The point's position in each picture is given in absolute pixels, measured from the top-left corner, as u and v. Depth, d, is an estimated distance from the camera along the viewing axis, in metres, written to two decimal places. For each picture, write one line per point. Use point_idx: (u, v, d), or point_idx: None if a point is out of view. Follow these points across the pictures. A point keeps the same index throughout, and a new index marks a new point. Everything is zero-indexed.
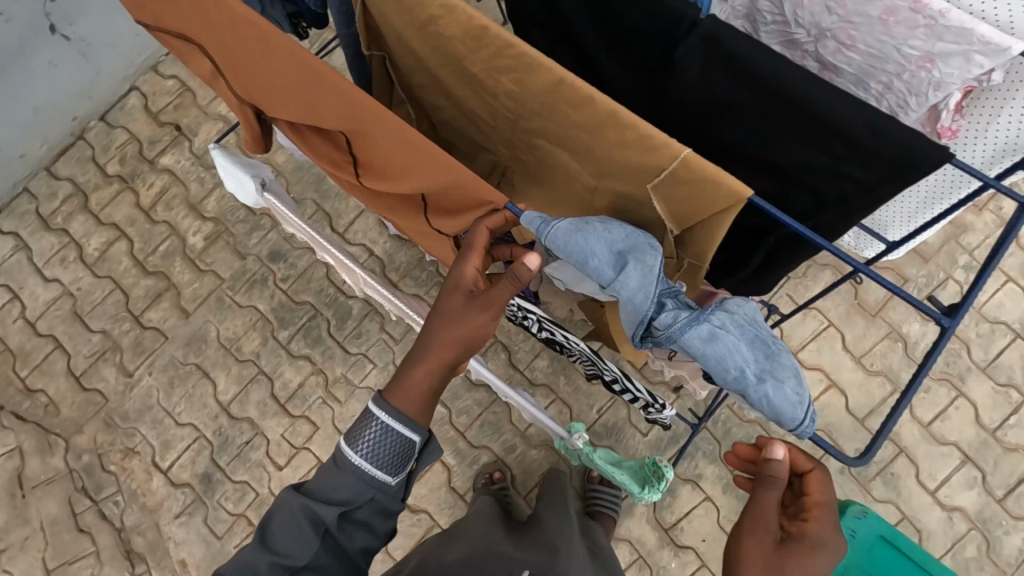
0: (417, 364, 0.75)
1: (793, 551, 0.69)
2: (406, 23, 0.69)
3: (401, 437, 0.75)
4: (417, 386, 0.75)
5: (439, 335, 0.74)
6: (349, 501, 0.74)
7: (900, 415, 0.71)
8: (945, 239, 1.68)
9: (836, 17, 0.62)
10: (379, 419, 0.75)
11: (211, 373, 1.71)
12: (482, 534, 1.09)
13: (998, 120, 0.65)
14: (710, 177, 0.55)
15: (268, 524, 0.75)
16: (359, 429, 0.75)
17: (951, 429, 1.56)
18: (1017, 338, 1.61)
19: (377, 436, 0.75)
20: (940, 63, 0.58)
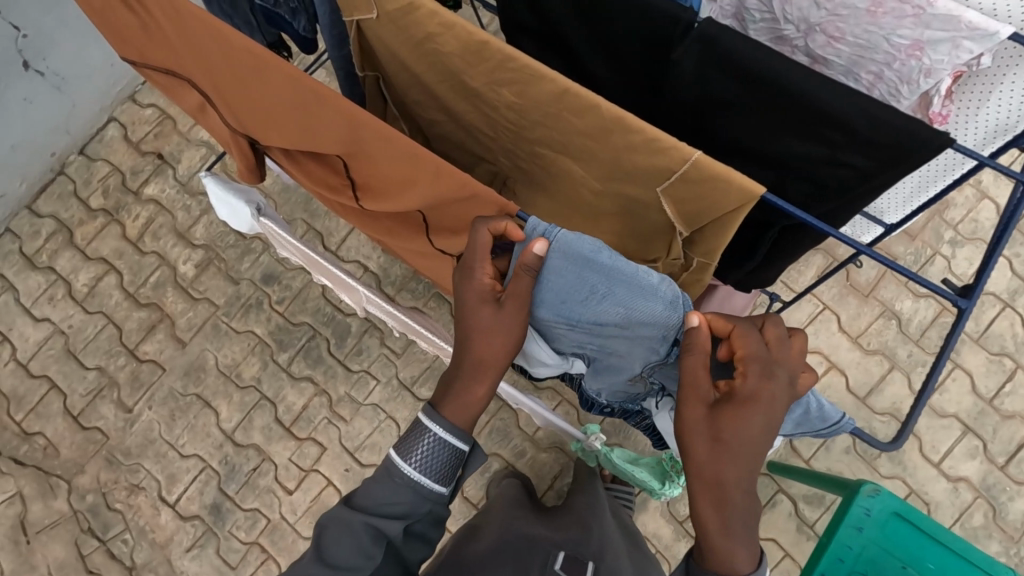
0: (453, 381, 0.75)
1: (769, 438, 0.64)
2: (401, 41, 0.69)
3: (454, 449, 0.75)
4: (471, 403, 0.75)
5: (464, 349, 0.73)
6: (407, 513, 0.74)
7: (927, 399, 0.73)
8: (929, 216, 1.72)
9: (825, 11, 0.64)
10: (433, 433, 0.74)
11: (213, 402, 1.69)
12: (508, 517, 1.11)
13: (988, 104, 0.66)
14: (722, 177, 0.56)
15: (323, 538, 0.74)
16: (412, 442, 0.74)
17: (950, 401, 1.59)
18: (1006, 307, 1.65)
19: (432, 449, 0.74)
20: (930, 51, 0.60)
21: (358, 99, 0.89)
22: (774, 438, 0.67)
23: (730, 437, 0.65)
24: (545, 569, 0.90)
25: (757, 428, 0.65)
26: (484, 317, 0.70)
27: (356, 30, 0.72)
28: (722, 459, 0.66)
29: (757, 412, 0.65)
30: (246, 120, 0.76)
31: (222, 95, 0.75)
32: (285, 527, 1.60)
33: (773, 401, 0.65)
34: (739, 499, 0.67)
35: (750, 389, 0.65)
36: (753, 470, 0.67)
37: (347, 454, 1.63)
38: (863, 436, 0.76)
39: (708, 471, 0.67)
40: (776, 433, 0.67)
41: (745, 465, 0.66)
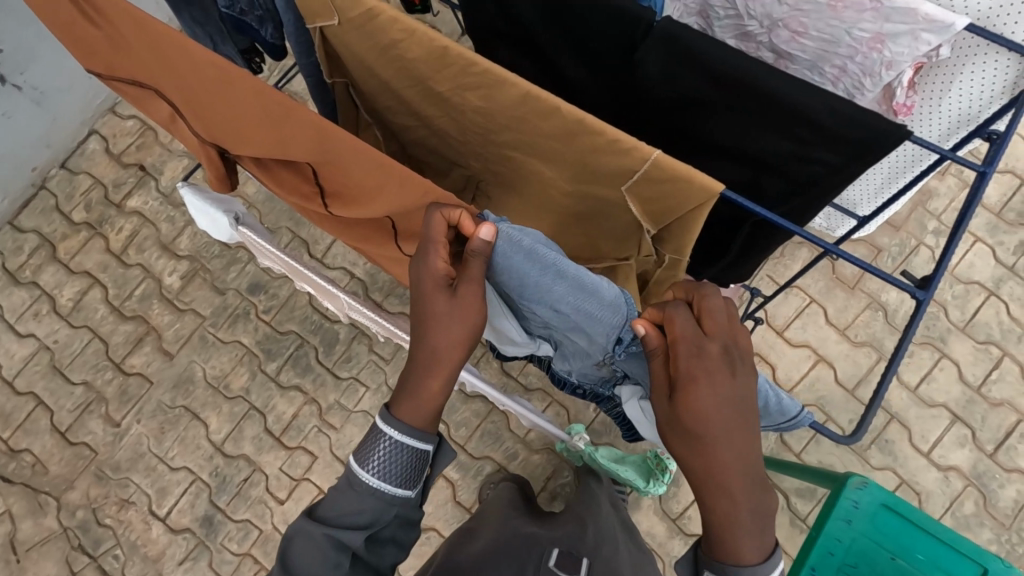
0: (413, 382, 0.74)
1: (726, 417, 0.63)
2: (367, 48, 0.69)
3: (413, 449, 0.74)
4: (427, 397, 0.74)
5: (424, 348, 0.73)
6: (371, 521, 0.73)
7: (887, 390, 0.74)
8: (912, 207, 1.73)
9: (786, 7, 0.64)
10: (389, 436, 0.73)
11: (201, 414, 1.68)
12: (503, 517, 1.11)
13: (950, 95, 0.67)
14: (682, 176, 0.56)
15: (289, 552, 0.73)
16: (368, 448, 0.73)
17: (938, 390, 1.60)
18: (991, 295, 1.66)
19: (389, 452, 0.73)
20: (891, 44, 0.60)
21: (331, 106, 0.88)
22: (740, 412, 0.64)
23: (693, 424, 0.64)
24: (541, 568, 0.90)
25: (710, 406, 0.63)
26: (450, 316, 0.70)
27: (322, 39, 0.72)
28: (697, 449, 0.65)
29: (702, 390, 0.63)
30: (213, 123, 0.75)
31: (190, 100, 0.74)
32: (277, 537, 1.59)
33: (712, 373, 0.63)
34: (734, 482, 0.65)
35: (688, 370, 0.63)
36: (738, 449, 0.64)
37: (338, 461, 1.63)
38: (822, 428, 0.76)
39: (698, 468, 0.66)
40: (741, 404, 0.64)
41: (725, 450, 0.64)
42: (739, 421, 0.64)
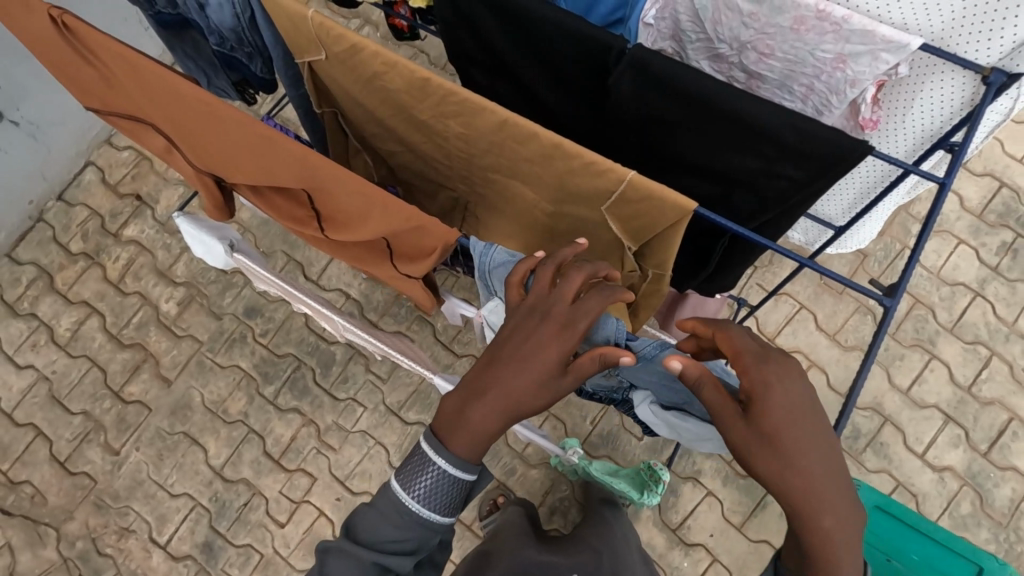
0: (464, 406, 0.70)
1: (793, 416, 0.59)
2: (353, 82, 0.72)
3: (460, 481, 0.73)
4: (469, 429, 0.70)
5: (482, 373, 0.70)
6: (412, 546, 0.74)
7: (858, 394, 0.74)
8: (895, 211, 1.76)
9: (753, 30, 0.67)
10: (437, 466, 0.71)
11: (200, 439, 1.69)
12: (515, 545, 1.09)
13: (911, 110, 0.70)
14: (657, 194, 0.58)
15: (325, 568, 0.74)
16: (416, 475, 0.73)
17: (929, 391, 1.62)
18: (977, 296, 1.68)
19: (434, 483, 0.72)
20: (852, 63, 0.63)
21: (321, 134, 0.91)
22: (816, 417, 0.60)
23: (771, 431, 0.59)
24: None
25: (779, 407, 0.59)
26: (534, 355, 0.67)
27: (310, 72, 0.75)
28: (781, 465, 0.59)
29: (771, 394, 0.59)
30: (214, 152, 0.75)
31: (184, 130, 0.75)
32: (278, 561, 1.59)
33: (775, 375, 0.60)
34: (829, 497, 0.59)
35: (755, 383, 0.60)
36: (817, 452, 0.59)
37: (337, 482, 1.63)
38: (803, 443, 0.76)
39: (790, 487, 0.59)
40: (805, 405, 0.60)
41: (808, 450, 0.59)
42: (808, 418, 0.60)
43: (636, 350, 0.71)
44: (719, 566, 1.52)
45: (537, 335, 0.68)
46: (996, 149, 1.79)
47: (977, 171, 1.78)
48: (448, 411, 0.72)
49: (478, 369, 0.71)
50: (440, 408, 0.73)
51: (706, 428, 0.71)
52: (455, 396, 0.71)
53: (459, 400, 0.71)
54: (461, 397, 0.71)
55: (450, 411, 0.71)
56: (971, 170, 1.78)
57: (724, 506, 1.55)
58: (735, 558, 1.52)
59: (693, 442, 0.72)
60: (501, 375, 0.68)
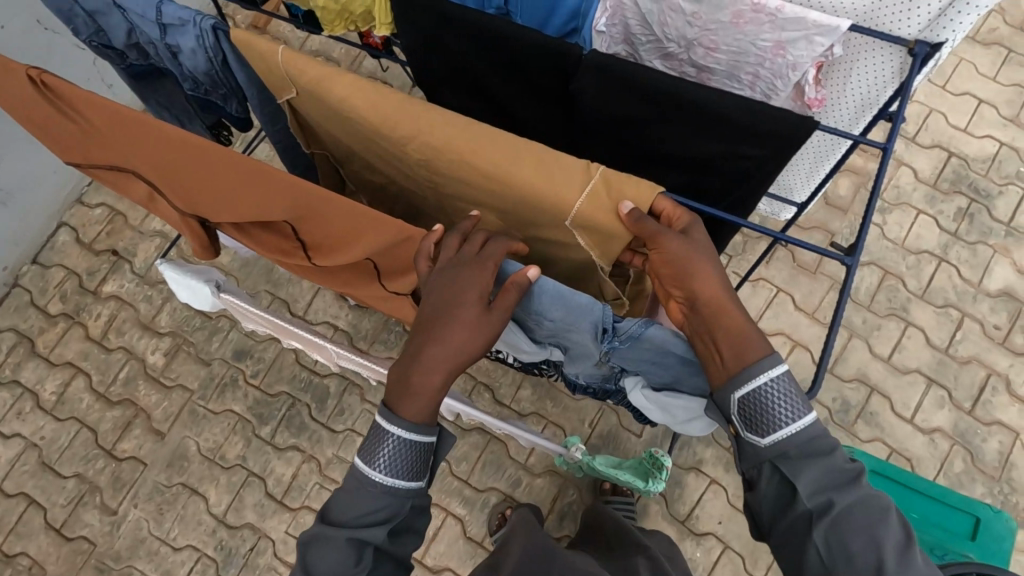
0: (410, 369, 0.70)
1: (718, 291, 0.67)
2: (330, 112, 0.75)
3: (418, 445, 0.73)
4: (419, 390, 0.70)
5: (421, 333, 0.71)
6: (386, 518, 0.73)
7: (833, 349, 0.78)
8: (855, 189, 1.84)
9: (696, 27, 0.72)
10: (393, 435, 0.72)
11: (200, 488, 1.66)
12: (526, 539, 1.13)
13: (849, 83, 0.75)
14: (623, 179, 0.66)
15: (309, 555, 0.74)
16: (374, 447, 0.72)
17: (910, 357, 1.67)
18: (942, 262, 1.76)
19: (394, 451, 0.72)
20: (790, 49, 0.68)
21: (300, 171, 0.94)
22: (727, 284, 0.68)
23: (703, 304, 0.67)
24: None
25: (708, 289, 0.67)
26: (456, 300, 0.69)
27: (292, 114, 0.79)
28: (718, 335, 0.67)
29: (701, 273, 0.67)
30: (199, 188, 0.77)
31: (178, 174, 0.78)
32: None
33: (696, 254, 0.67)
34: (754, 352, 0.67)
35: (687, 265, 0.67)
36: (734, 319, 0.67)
37: None
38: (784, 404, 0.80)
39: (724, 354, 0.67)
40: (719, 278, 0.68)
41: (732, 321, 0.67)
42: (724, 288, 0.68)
43: (623, 333, 0.70)
44: (731, 552, 1.54)
45: (468, 284, 0.68)
46: (940, 122, 1.90)
47: (926, 144, 1.88)
48: (396, 377, 0.72)
49: (414, 337, 0.71)
50: (387, 378, 0.73)
51: (698, 402, 0.75)
52: (400, 360, 0.72)
53: (405, 362, 0.71)
54: (404, 362, 0.71)
55: (396, 376, 0.72)
56: (920, 144, 1.88)
57: (728, 492, 1.57)
58: (746, 542, 1.54)
59: (690, 415, 0.77)
60: (436, 332, 0.69)
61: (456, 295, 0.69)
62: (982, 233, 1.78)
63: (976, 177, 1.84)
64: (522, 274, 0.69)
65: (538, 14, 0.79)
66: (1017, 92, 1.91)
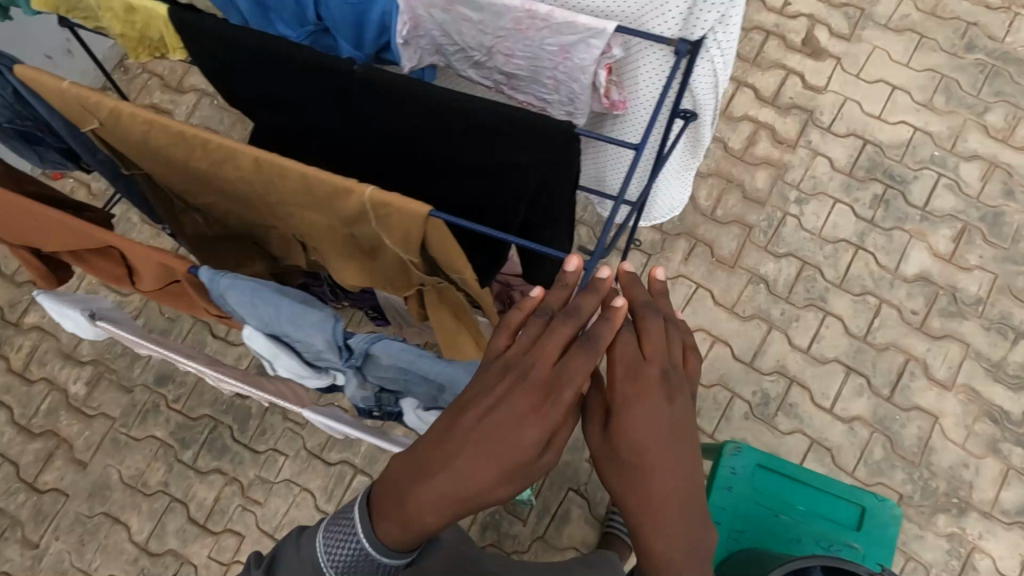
0: (398, 499, 0.69)
1: (684, 449, 0.70)
2: (131, 141, 0.74)
3: (384, 563, 0.72)
4: (416, 506, 0.68)
5: (422, 455, 0.70)
6: None
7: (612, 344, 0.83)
8: (772, 182, 1.85)
9: (489, 35, 0.72)
10: (362, 544, 0.71)
11: (122, 517, 1.65)
12: None
13: (639, 79, 0.78)
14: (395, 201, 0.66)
15: None
16: (339, 547, 0.72)
17: (828, 347, 1.67)
18: (859, 249, 1.76)
19: (356, 558, 0.72)
20: (574, 52, 0.68)
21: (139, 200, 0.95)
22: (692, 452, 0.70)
23: (634, 452, 0.69)
24: None
25: (645, 438, 0.69)
26: (498, 412, 0.68)
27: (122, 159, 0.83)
28: (651, 483, 0.68)
29: (640, 419, 0.69)
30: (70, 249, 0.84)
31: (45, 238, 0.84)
32: None
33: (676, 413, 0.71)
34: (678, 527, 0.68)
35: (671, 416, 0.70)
36: (673, 472, 0.69)
37: (266, 537, 1.61)
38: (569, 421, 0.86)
39: (650, 498, 0.68)
40: (678, 438, 0.70)
41: (680, 482, 0.69)
42: (687, 455, 0.70)
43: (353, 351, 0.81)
44: None
45: (507, 397, 0.69)
46: (855, 110, 1.90)
47: (841, 133, 1.88)
48: (379, 494, 0.72)
49: (435, 438, 0.70)
50: (386, 478, 0.72)
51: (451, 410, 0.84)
52: (392, 473, 0.71)
53: (395, 491, 0.70)
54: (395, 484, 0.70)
55: (381, 494, 0.72)
56: (836, 133, 1.88)
57: None
58: None
59: None
60: (426, 455, 0.70)
61: (504, 413, 0.68)
62: (898, 219, 1.78)
63: (891, 163, 1.84)
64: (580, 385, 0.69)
65: (350, 31, 0.81)
66: (930, 77, 1.92)
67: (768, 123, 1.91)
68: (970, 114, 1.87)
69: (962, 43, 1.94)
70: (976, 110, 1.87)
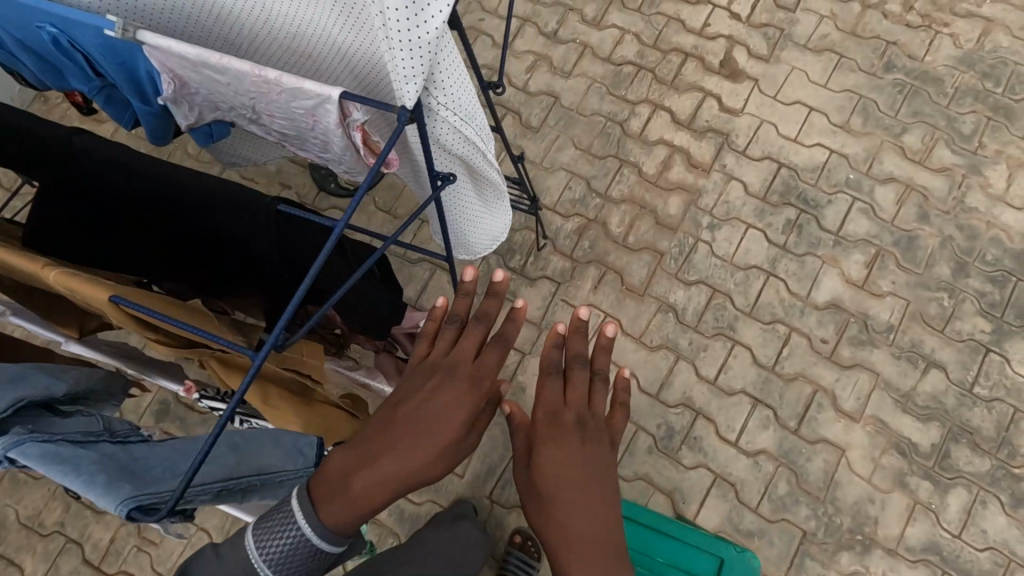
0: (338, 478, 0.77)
1: (605, 474, 0.80)
2: None
3: (320, 552, 0.77)
4: (357, 489, 0.76)
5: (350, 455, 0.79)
6: None
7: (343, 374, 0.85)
8: (685, 207, 1.81)
9: (243, 96, 0.70)
10: (303, 531, 0.76)
11: (16, 559, 1.62)
12: None
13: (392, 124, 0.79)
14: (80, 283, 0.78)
15: None
16: (273, 535, 0.76)
17: (735, 378, 1.63)
18: (770, 276, 1.72)
19: (291, 546, 0.75)
20: (318, 116, 0.66)
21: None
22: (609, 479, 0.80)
23: (560, 476, 0.78)
24: None
25: (574, 464, 0.79)
26: (435, 405, 0.80)
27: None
28: (578, 511, 0.77)
29: (575, 452, 0.80)
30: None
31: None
32: None
33: (594, 445, 0.81)
34: (599, 553, 0.75)
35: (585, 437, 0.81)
36: (599, 509, 0.77)
37: None
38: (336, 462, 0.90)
39: (574, 527, 0.76)
40: (601, 469, 0.80)
41: (597, 508, 0.78)
42: (607, 486, 0.79)
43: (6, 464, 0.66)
44: None
45: (444, 394, 0.81)
46: (770, 133, 1.87)
47: (756, 157, 1.85)
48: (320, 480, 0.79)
49: (381, 433, 0.80)
50: (330, 473, 0.79)
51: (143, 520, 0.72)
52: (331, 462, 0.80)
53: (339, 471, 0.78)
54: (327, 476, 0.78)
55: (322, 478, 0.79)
56: (751, 157, 1.85)
57: None
58: None
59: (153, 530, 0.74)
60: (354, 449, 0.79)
61: (439, 405, 0.80)
62: (810, 244, 1.74)
63: (805, 187, 1.80)
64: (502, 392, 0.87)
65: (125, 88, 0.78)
66: (848, 98, 1.89)
67: (683, 146, 1.89)
68: (887, 135, 1.83)
69: (880, 63, 1.91)
70: (893, 131, 1.84)
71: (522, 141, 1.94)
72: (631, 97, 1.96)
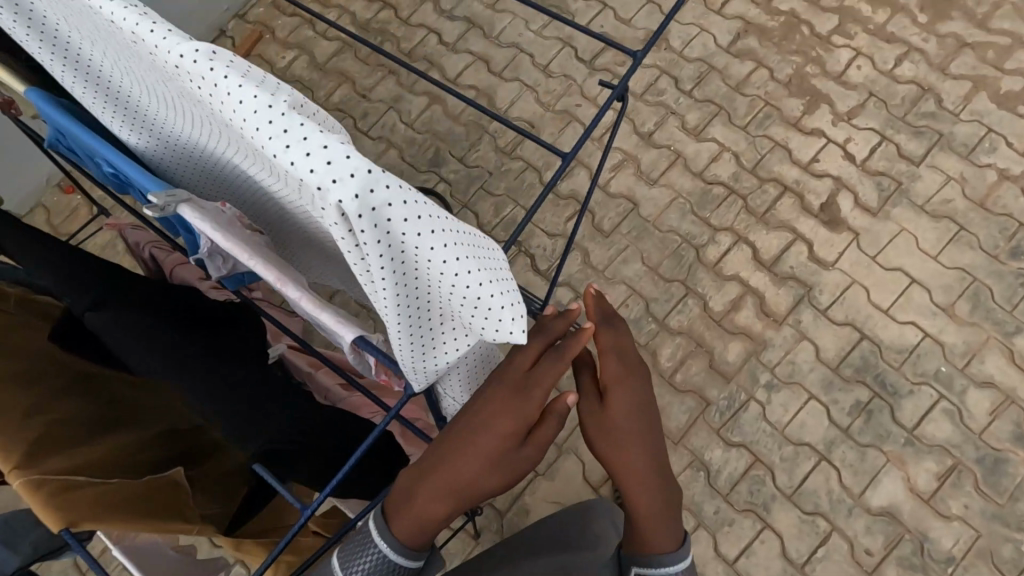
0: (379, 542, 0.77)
1: (649, 412, 0.83)
2: None
3: (403, 564, 0.78)
4: (427, 512, 0.76)
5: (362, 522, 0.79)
6: None
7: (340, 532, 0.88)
8: (745, 357, 1.67)
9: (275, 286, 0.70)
10: (381, 549, 0.77)
11: None
12: None
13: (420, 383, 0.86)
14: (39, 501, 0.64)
15: None
16: (356, 559, 0.78)
17: (756, 565, 1.48)
18: (822, 460, 1.55)
19: (376, 562, 0.78)
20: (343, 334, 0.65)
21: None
22: (652, 415, 0.83)
23: (615, 430, 0.81)
24: None
25: (623, 421, 0.81)
26: (489, 426, 0.74)
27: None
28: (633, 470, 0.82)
29: (623, 408, 0.81)
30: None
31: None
32: None
33: (636, 392, 0.82)
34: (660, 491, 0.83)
35: (616, 382, 0.82)
36: (648, 444, 0.82)
37: None
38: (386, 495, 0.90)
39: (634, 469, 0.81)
40: (647, 410, 0.83)
41: (648, 444, 0.82)
42: (652, 420, 0.83)
43: None
44: None
45: (495, 404, 0.74)
46: (860, 297, 1.69)
47: (837, 320, 1.68)
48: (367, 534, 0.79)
49: (443, 442, 0.77)
50: (390, 494, 0.78)
51: None
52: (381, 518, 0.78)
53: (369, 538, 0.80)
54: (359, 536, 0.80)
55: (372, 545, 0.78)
56: (831, 319, 1.68)
57: None
58: None
59: None
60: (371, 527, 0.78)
61: (489, 421, 0.74)
62: (876, 436, 1.55)
63: (887, 368, 1.61)
64: (561, 403, 0.77)
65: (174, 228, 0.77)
66: (959, 278, 1.68)
67: (758, 289, 1.74)
68: (996, 332, 1.62)
69: (1007, 246, 1.70)
70: (1005, 329, 1.62)
71: (588, 243, 1.86)
72: (715, 222, 1.84)
